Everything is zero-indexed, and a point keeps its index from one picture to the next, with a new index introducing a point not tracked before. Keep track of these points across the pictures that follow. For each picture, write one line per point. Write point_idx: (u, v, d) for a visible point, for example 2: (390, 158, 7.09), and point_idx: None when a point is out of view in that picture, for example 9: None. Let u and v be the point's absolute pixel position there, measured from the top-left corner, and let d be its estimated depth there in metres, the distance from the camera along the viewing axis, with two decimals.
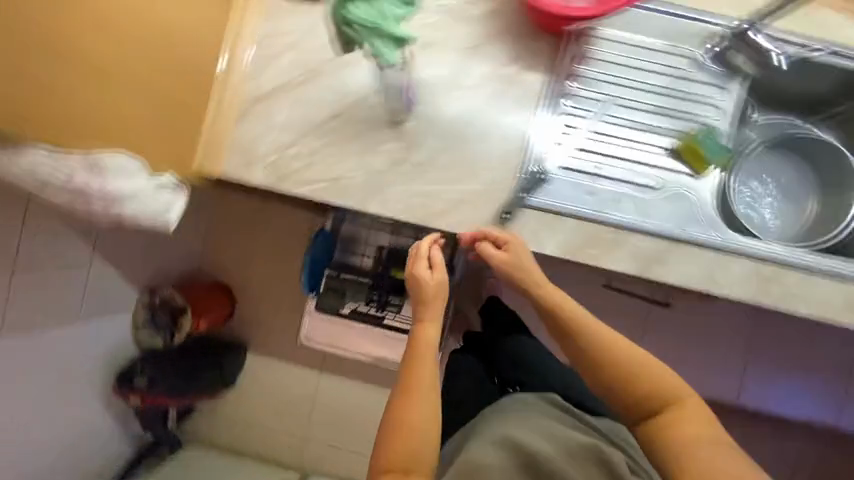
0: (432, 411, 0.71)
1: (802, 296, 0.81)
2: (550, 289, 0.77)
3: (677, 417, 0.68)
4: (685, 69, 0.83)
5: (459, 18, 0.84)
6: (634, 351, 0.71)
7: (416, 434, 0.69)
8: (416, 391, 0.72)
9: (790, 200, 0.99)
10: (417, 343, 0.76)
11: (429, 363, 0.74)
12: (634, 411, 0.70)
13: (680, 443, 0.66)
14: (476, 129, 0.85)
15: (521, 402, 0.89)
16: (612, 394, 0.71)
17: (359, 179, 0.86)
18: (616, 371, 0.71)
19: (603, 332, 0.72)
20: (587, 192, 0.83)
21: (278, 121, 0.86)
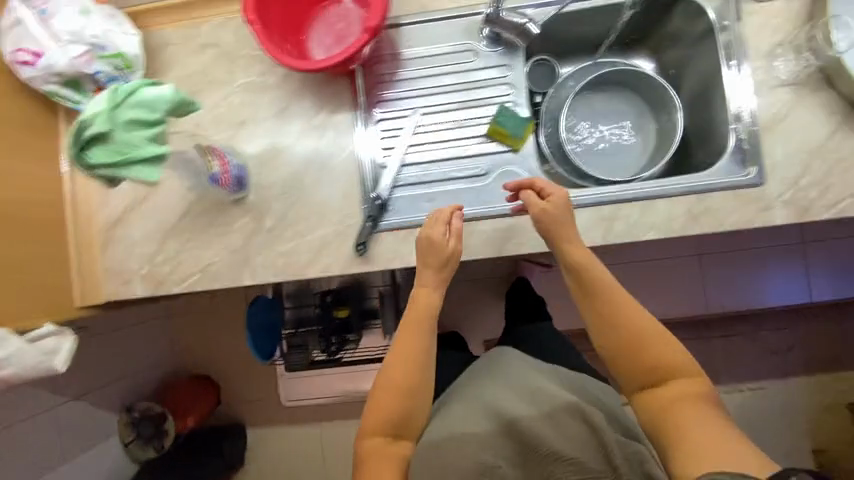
0: (419, 381, 0.76)
1: (647, 222, 0.86)
2: (578, 247, 0.76)
3: (678, 395, 0.67)
4: (468, 62, 0.89)
5: (261, 90, 0.91)
6: (643, 319, 0.71)
7: (403, 396, 0.75)
8: (410, 360, 0.76)
9: (632, 127, 1.04)
10: (416, 314, 0.79)
11: (419, 340, 0.77)
12: (638, 383, 0.70)
13: (675, 420, 0.65)
14: (310, 179, 0.90)
15: (524, 361, 0.86)
16: (618, 363, 0.71)
17: (226, 259, 0.92)
18: (621, 342, 0.71)
19: (613, 292, 0.73)
20: (425, 200, 0.89)
21: (140, 236, 0.93)
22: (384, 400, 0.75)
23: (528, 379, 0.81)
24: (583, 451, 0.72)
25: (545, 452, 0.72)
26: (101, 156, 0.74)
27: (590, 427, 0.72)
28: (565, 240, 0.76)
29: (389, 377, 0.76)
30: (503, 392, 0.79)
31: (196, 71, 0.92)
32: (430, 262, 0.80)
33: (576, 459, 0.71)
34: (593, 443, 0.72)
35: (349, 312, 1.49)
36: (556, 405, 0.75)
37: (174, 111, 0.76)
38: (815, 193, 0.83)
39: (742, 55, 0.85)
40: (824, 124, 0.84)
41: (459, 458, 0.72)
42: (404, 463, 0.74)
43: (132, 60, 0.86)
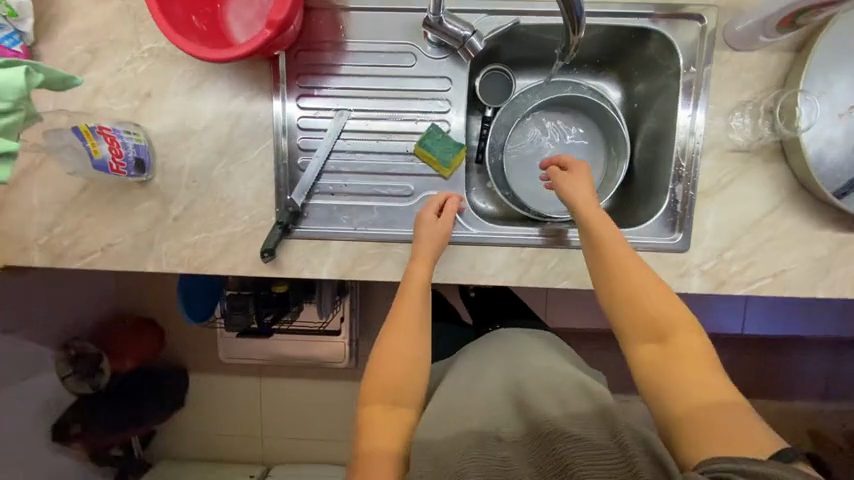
0: (405, 343, 0.69)
1: (565, 270, 0.83)
2: (419, 265, 0.75)
3: (694, 352, 0.59)
4: (407, 65, 0.82)
5: (174, 62, 0.81)
6: (647, 280, 0.65)
7: (386, 358, 0.68)
8: (393, 324, 0.71)
9: (583, 156, 0.98)
10: (410, 287, 0.74)
11: (422, 304, 0.73)
12: (637, 340, 0.63)
13: (685, 378, 0.57)
14: (222, 171, 0.83)
15: (526, 343, 0.79)
16: (622, 317, 0.65)
17: (128, 241, 0.86)
18: (637, 293, 0.65)
19: (620, 250, 0.68)
20: (342, 212, 0.84)
21: (37, 203, 0.86)
22: (407, 348, 0.69)
23: (519, 361, 0.74)
24: (585, 426, 0.57)
25: (539, 427, 0.58)
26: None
27: (599, 410, 0.59)
28: (417, 256, 0.76)
29: (392, 341, 0.69)
30: (499, 372, 0.73)
31: (98, 27, 0.82)
32: (421, 235, 0.78)
33: (581, 435, 0.55)
34: (601, 425, 0.57)
35: (288, 287, 1.28)
36: (555, 388, 0.66)
37: (26, 93, 0.57)
38: (736, 268, 0.80)
39: (700, 101, 0.79)
40: (765, 198, 0.80)
41: (466, 417, 0.63)
42: (405, 433, 0.63)
43: (16, 8, 0.77)
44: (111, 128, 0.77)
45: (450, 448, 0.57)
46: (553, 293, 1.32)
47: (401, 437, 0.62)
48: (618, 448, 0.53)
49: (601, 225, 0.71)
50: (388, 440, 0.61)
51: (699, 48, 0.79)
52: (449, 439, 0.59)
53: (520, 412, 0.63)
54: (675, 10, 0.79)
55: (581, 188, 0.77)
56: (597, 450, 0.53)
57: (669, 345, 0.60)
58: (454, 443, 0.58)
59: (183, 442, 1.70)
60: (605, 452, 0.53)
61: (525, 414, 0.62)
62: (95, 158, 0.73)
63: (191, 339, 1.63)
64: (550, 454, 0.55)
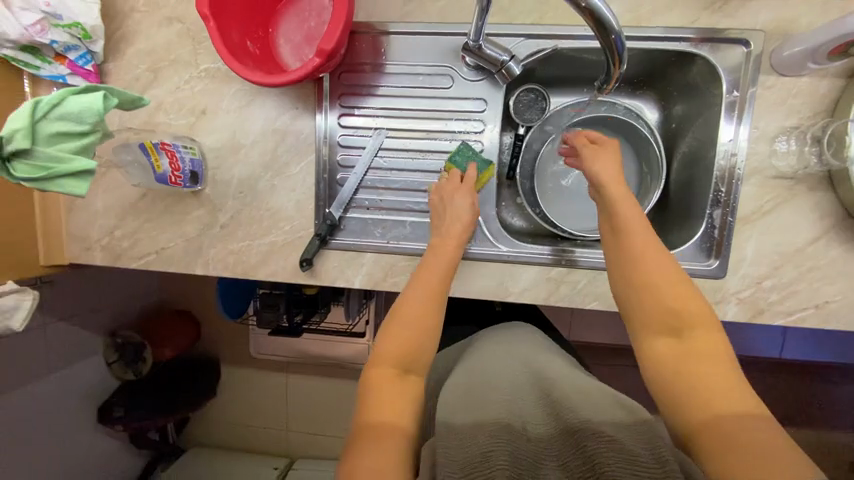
0: (421, 307, 0.65)
1: (595, 291, 0.83)
2: (443, 251, 0.73)
3: (713, 349, 0.54)
4: (444, 86, 0.85)
5: (227, 80, 0.87)
6: (667, 269, 0.59)
7: (405, 320, 0.63)
8: (413, 288, 0.67)
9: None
10: (433, 260, 0.71)
11: (443, 276, 0.69)
12: (652, 332, 0.57)
13: (702, 378, 0.52)
14: (266, 182, 0.89)
15: (546, 347, 0.73)
16: (638, 306, 0.59)
17: (180, 245, 0.92)
18: (657, 283, 0.58)
19: (643, 234, 0.61)
20: (377, 226, 0.87)
21: (101, 208, 0.95)
22: (422, 320, 0.64)
23: (535, 358, 0.67)
24: (617, 426, 0.48)
25: (568, 423, 0.50)
26: (23, 171, 0.61)
27: (632, 412, 0.50)
28: (442, 235, 0.75)
29: (411, 303, 0.65)
30: (518, 366, 0.65)
31: (160, 47, 0.89)
32: (444, 213, 0.78)
33: (615, 437, 0.46)
34: (640, 430, 0.47)
35: (319, 289, 1.34)
36: (584, 387, 0.57)
37: (103, 115, 0.63)
38: (775, 297, 0.78)
39: (743, 117, 0.77)
40: (809, 227, 0.77)
41: (486, 404, 0.54)
42: (416, 404, 0.59)
43: (90, 30, 0.83)
44: (172, 144, 0.82)
45: (471, 437, 0.48)
46: (578, 310, 1.31)
47: (408, 410, 0.58)
48: (659, 460, 0.44)
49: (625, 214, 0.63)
50: (396, 413, 0.57)
51: (743, 71, 0.77)
52: (474, 427, 0.50)
53: (546, 405, 0.54)
54: (719, 34, 0.78)
55: (609, 167, 0.68)
56: (632, 456, 0.44)
57: (685, 340, 0.55)
58: (478, 430, 0.49)
59: (214, 430, 1.79)
60: (643, 461, 0.44)
61: (551, 409, 0.54)
62: (158, 172, 0.81)
63: (225, 333, 1.72)
64: (577, 454, 0.47)
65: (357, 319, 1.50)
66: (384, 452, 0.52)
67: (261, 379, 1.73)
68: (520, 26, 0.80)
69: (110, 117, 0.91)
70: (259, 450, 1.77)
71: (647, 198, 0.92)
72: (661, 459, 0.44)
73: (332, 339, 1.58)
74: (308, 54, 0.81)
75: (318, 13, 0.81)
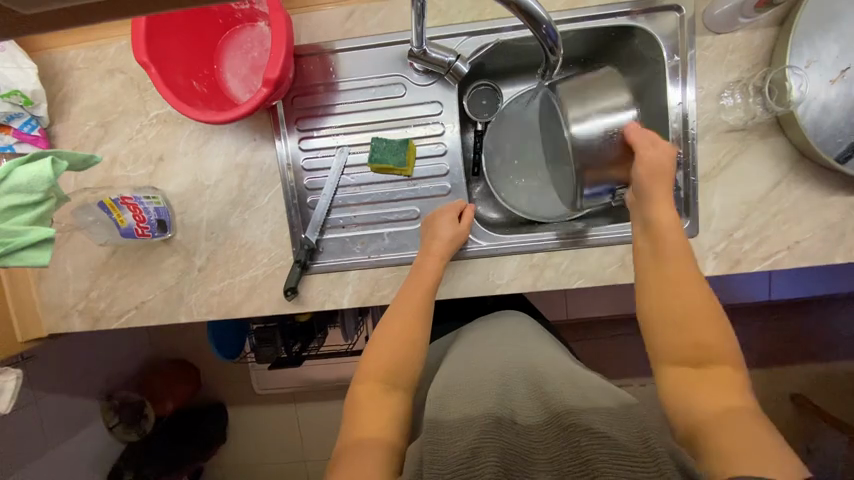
0: (411, 326, 0.69)
1: (578, 270, 0.84)
2: (426, 272, 0.77)
3: (733, 382, 0.56)
4: (397, 95, 0.85)
5: (179, 123, 0.86)
6: (701, 308, 0.61)
7: (393, 337, 0.68)
8: (404, 307, 0.72)
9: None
10: (418, 284, 0.75)
11: (428, 299, 0.73)
12: (672, 363, 0.59)
13: (720, 405, 0.54)
14: (237, 218, 0.88)
15: (537, 339, 0.73)
16: (662, 337, 0.61)
17: (159, 295, 0.90)
18: (689, 320, 0.60)
19: (678, 265, 0.65)
20: (356, 243, 0.87)
21: (71, 272, 0.92)
22: (408, 334, 0.68)
23: (526, 350, 0.67)
24: (609, 422, 0.47)
25: (559, 417, 0.49)
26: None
27: (620, 401, 0.51)
28: (427, 251, 0.79)
29: (399, 323, 0.69)
30: (507, 356, 0.65)
31: (106, 101, 0.87)
32: (441, 235, 0.80)
33: (608, 432, 0.46)
34: (630, 419, 0.48)
35: (312, 315, 1.34)
36: (574, 381, 0.57)
37: (54, 181, 0.61)
38: (749, 245, 0.81)
39: (688, 78, 0.80)
40: (768, 174, 0.80)
41: (475, 399, 0.54)
42: (402, 421, 0.60)
43: (31, 95, 0.82)
44: (133, 196, 0.80)
45: (458, 436, 0.48)
46: (573, 292, 1.33)
47: (395, 428, 0.59)
48: (650, 451, 0.43)
49: (665, 228, 0.69)
50: (380, 428, 0.58)
51: (680, 36, 0.80)
52: (461, 423, 0.50)
53: (536, 398, 0.54)
54: (651, 4, 0.80)
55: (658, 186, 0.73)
56: (624, 450, 0.44)
57: (707, 370, 0.57)
58: (468, 428, 0.49)
59: (229, 474, 1.75)
60: (633, 454, 0.43)
61: (541, 402, 0.53)
62: (123, 226, 0.80)
63: (223, 376, 1.68)
64: (569, 449, 0.46)
65: (356, 338, 1.47)
66: (370, 465, 0.53)
67: (270, 415, 1.69)
68: (461, 25, 0.81)
69: (66, 179, 0.88)
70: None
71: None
72: (651, 449, 0.44)
73: (333, 362, 1.55)
74: (257, 86, 0.81)
75: (259, 41, 0.81)
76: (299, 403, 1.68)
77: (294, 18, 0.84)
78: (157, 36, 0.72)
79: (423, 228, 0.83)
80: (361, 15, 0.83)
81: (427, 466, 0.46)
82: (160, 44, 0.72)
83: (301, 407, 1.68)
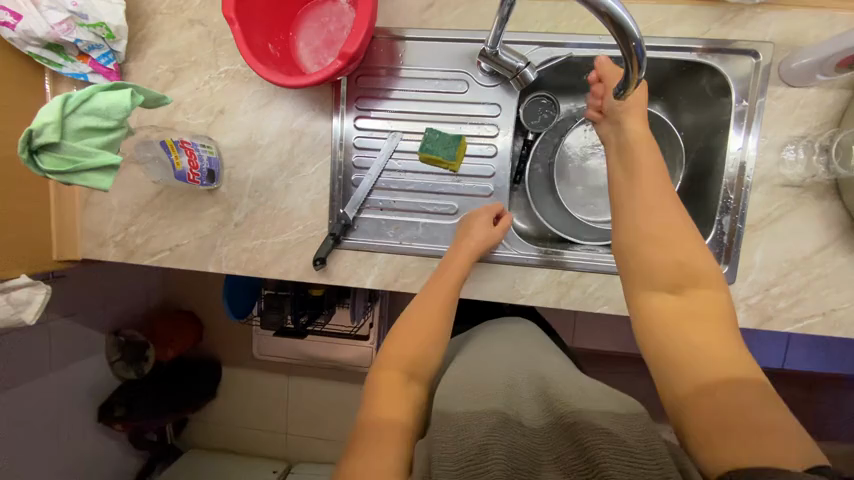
0: (433, 315, 0.71)
1: (604, 295, 0.84)
2: (455, 271, 0.77)
3: (714, 312, 0.55)
4: (459, 91, 0.86)
5: (245, 81, 0.89)
6: (681, 240, 0.60)
7: (416, 325, 0.69)
8: (428, 298, 0.73)
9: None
10: (446, 276, 0.77)
11: (452, 294, 0.74)
12: (650, 288, 0.59)
13: (698, 329, 0.53)
14: (282, 183, 0.90)
15: (545, 347, 0.74)
16: (638, 266, 0.61)
17: (194, 242, 0.93)
18: (669, 255, 0.59)
19: (653, 189, 0.64)
20: (390, 227, 0.89)
21: (116, 205, 0.95)
22: (430, 325, 0.69)
23: (537, 356, 0.67)
24: (613, 421, 0.47)
25: (562, 417, 0.50)
26: (48, 165, 0.61)
27: (628, 407, 0.50)
28: (459, 248, 0.80)
29: (423, 313, 0.71)
30: (516, 360, 0.66)
31: (181, 49, 0.90)
32: (474, 231, 0.81)
33: (611, 429, 0.46)
34: (636, 423, 0.47)
35: (324, 291, 1.36)
36: (581, 386, 0.57)
37: (131, 112, 0.63)
38: (783, 304, 0.80)
39: (752, 127, 0.79)
40: (816, 235, 0.79)
41: (483, 397, 0.54)
42: (415, 411, 0.60)
43: (113, 30, 0.85)
44: (191, 142, 0.84)
45: (467, 428, 0.48)
46: (583, 315, 1.34)
47: (409, 417, 0.59)
48: (653, 454, 0.43)
49: (637, 152, 0.68)
50: (395, 414, 0.58)
51: (753, 80, 0.79)
52: (468, 417, 0.50)
53: (543, 403, 0.54)
54: (728, 44, 0.79)
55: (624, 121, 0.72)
56: (626, 447, 0.44)
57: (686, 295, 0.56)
58: (475, 424, 0.49)
59: (212, 431, 1.78)
60: (636, 453, 0.43)
61: (547, 405, 0.54)
62: (177, 169, 0.82)
63: (226, 334, 1.71)
64: (572, 447, 0.46)
65: (362, 322, 1.49)
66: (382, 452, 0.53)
67: (263, 381, 1.72)
68: (534, 34, 0.82)
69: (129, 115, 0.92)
70: (258, 450, 1.77)
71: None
72: (654, 450, 0.43)
73: (336, 341, 1.57)
74: (326, 61, 0.83)
75: (338, 14, 0.84)
76: (293, 374, 1.70)
77: None
78: None
79: (460, 226, 0.83)
80: (438, 8, 0.84)
81: (435, 464, 0.45)
82: (246, 3, 0.75)
83: (296, 380, 1.70)
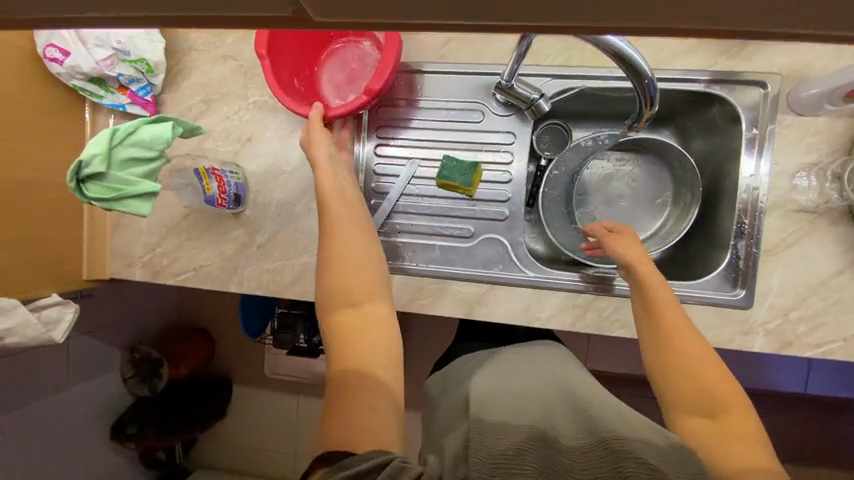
0: (352, 239, 0.68)
1: (620, 318, 0.85)
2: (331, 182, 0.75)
3: (748, 434, 0.56)
4: (476, 120, 0.90)
5: (273, 111, 0.94)
6: (705, 360, 0.63)
7: (338, 259, 0.66)
8: (334, 229, 0.69)
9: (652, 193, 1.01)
10: (335, 201, 0.73)
11: (356, 211, 0.72)
12: (684, 412, 0.60)
13: (733, 450, 0.55)
14: (304, 206, 0.93)
15: (568, 359, 0.71)
16: (668, 388, 0.62)
17: (217, 263, 0.97)
18: (699, 377, 0.61)
19: (673, 319, 0.67)
20: (408, 250, 0.91)
21: (145, 227, 1.00)
22: (356, 253, 0.67)
23: (563, 371, 0.64)
24: (662, 459, 0.46)
25: (601, 438, 0.48)
26: (94, 192, 0.65)
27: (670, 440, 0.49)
28: (319, 169, 0.77)
29: (342, 245, 0.67)
30: (545, 375, 0.63)
31: (213, 81, 0.96)
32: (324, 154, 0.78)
33: (657, 466, 0.45)
34: (680, 463, 0.47)
35: None
36: (621, 410, 0.54)
37: (170, 143, 0.68)
38: (803, 329, 0.79)
39: (764, 153, 0.81)
40: (832, 260, 0.79)
41: (520, 407, 0.53)
42: (391, 348, 0.60)
43: (153, 65, 0.91)
44: (221, 169, 0.88)
45: (505, 432, 0.48)
46: (596, 337, 1.33)
47: (390, 357, 0.59)
48: None
49: (654, 289, 0.70)
50: (380, 366, 0.58)
51: (762, 109, 0.82)
52: (506, 424, 0.49)
53: (581, 420, 0.52)
54: (738, 76, 0.82)
55: (634, 251, 0.77)
56: None
57: (720, 421, 0.57)
58: (512, 431, 0.48)
59: (222, 451, 1.78)
60: None
61: (585, 424, 0.51)
62: (207, 194, 0.87)
63: (239, 353, 1.73)
64: (611, 473, 0.45)
65: None
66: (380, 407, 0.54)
67: (274, 401, 1.72)
68: (548, 67, 0.86)
69: None
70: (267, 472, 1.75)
71: (686, 213, 0.95)
72: None
73: None
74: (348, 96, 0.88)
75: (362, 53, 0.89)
76: (304, 394, 1.70)
77: None
78: (277, 36, 0.81)
79: (305, 140, 0.79)
80: (456, 43, 0.89)
81: (472, 451, 0.46)
82: (279, 41, 0.81)
83: (306, 400, 1.70)
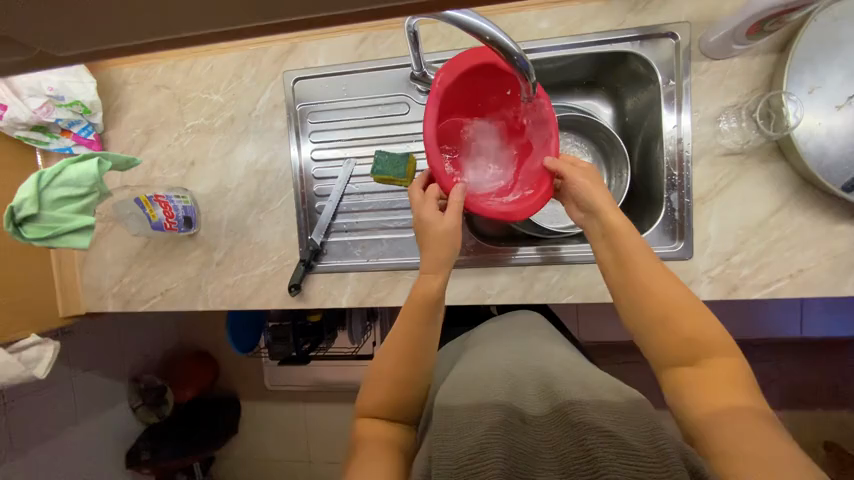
0: (409, 335, 0.66)
1: (568, 285, 0.86)
2: (433, 278, 0.69)
3: (728, 371, 0.52)
4: (403, 113, 0.92)
5: (211, 132, 0.97)
6: (681, 297, 0.58)
7: (396, 348, 0.66)
8: (407, 313, 0.68)
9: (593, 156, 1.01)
10: (414, 298, 0.68)
11: (426, 318, 0.67)
12: (665, 360, 0.55)
13: (710, 389, 0.51)
14: (254, 219, 0.96)
15: (545, 338, 0.76)
16: (647, 340, 0.58)
17: (181, 285, 1.00)
18: (676, 318, 0.56)
19: (643, 263, 0.61)
20: (357, 247, 0.93)
21: (110, 261, 1.04)
22: (410, 351, 0.66)
23: (534, 352, 0.68)
24: (619, 423, 0.45)
25: (562, 407, 0.50)
26: (32, 233, 0.69)
27: (627, 397, 0.50)
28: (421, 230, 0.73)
29: (397, 334, 0.67)
30: (524, 361, 0.65)
31: (150, 113, 0.99)
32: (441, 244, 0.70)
33: (614, 430, 0.44)
34: (636, 420, 0.45)
35: (322, 315, 1.39)
36: (585, 379, 0.56)
37: (99, 178, 0.71)
38: (747, 271, 0.80)
39: (683, 105, 0.81)
40: (768, 198, 0.79)
41: (485, 396, 0.54)
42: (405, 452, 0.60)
43: (89, 105, 0.96)
44: (164, 195, 0.91)
45: (466, 431, 0.47)
46: (584, 305, 1.34)
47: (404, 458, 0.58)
48: (660, 453, 0.41)
49: (622, 236, 0.64)
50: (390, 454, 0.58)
51: (676, 61, 0.82)
52: (472, 419, 0.49)
53: (546, 396, 0.54)
54: (650, 30, 0.82)
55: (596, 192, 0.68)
56: (632, 450, 0.42)
57: (699, 364, 0.53)
58: (476, 425, 0.48)
59: (236, 466, 1.83)
60: (643, 455, 0.41)
61: (551, 399, 0.53)
62: (154, 220, 0.89)
63: (238, 370, 1.78)
64: (576, 445, 0.45)
65: (362, 342, 1.52)
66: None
67: (278, 411, 1.76)
68: (461, 51, 0.87)
69: (112, 177, 1.01)
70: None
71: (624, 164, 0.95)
72: (663, 452, 0.41)
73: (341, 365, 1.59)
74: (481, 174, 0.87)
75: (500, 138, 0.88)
76: (305, 402, 1.74)
77: (312, 41, 0.93)
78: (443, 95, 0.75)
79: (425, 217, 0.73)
80: (372, 40, 0.91)
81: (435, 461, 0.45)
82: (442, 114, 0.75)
83: (308, 406, 1.74)
